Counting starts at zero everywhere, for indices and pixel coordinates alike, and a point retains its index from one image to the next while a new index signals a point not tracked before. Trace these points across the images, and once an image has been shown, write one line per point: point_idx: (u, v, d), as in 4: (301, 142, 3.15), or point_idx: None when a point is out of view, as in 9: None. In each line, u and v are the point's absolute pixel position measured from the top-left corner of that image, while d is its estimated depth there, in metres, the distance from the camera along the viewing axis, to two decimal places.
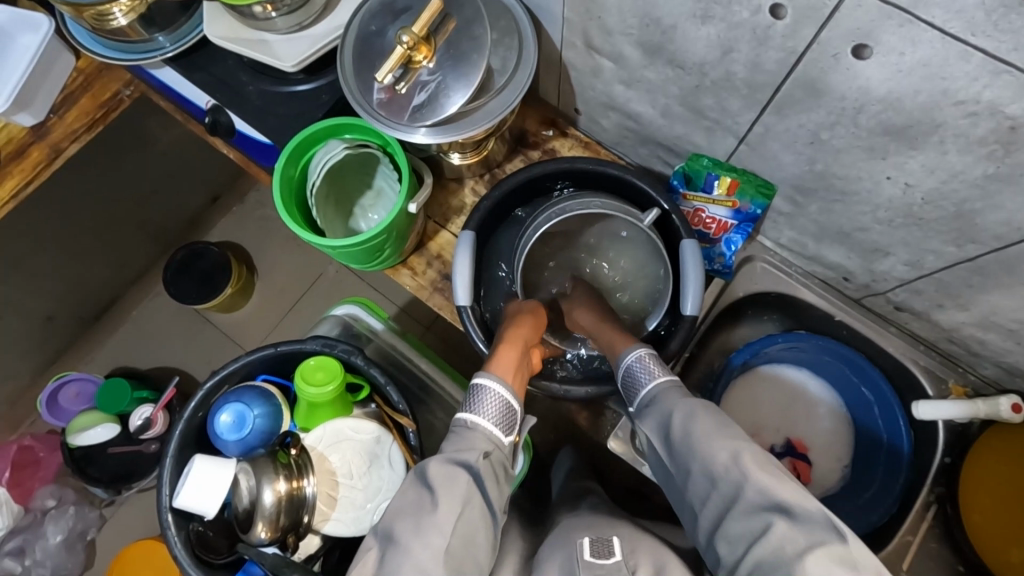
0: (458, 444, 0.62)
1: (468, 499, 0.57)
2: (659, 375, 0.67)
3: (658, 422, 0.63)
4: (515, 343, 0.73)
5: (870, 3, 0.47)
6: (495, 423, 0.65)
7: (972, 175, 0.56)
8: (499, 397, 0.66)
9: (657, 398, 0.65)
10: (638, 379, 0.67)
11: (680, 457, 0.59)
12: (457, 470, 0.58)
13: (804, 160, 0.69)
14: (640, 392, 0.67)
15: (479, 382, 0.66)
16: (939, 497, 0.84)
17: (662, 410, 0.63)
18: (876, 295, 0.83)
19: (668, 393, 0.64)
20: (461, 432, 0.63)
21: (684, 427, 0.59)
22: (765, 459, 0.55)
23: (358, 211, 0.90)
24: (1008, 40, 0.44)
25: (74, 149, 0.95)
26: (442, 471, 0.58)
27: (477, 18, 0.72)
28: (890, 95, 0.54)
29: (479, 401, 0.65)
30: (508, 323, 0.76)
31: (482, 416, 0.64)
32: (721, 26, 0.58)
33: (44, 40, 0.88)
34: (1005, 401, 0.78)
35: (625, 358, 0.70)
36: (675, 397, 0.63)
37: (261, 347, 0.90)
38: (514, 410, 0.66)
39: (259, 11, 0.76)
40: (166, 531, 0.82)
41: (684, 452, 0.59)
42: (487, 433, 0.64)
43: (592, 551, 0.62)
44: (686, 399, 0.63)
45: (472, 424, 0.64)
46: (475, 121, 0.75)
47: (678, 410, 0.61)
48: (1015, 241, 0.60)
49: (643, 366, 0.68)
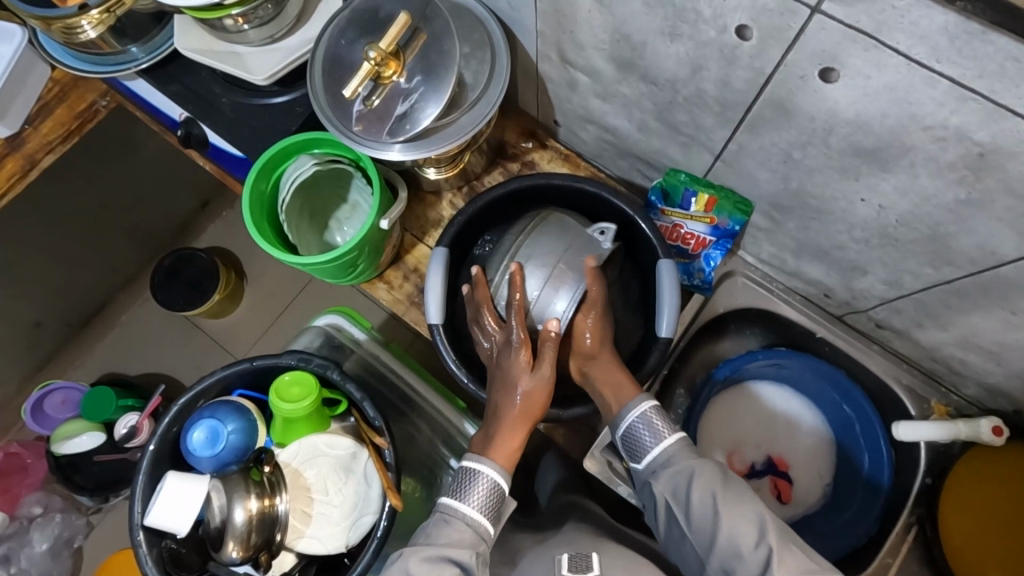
0: (449, 535, 0.62)
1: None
2: (666, 436, 0.66)
3: (674, 485, 0.62)
4: (521, 427, 0.68)
5: (835, 25, 0.46)
6: (484, 514, 0.65)
7: (945, 200, 0.55)
8: (489, 483, 0.66)
9: (670, 461, 0.64)
10: (644, 440, 0.66)
11: (701, 529, 0.59)
12: (447, 566, 0.59)
13: (780, 178, 0.68)
14: (646, 453, 0.66)
15: (475, 470, 0.66)
16: (918, 518, 0.82)
17: (676, 473, 0.63)
18: (857, 313, 0.82)
19: (680, 453, 0.65)
20: (451, 520, 0.63)
21: (708, 495, 0.60)
22: (785, 531, 0.58)
23: (333, 225, 0.90)
24: (972, 67, 0.42)
25: (50, 159, 0.94)
26: (433, 563, 0.59)
27: (447, 33, 0.71)
28: (858, 117, 0.52)
29: (471, 489, 0.65)
30: (512, 395, 0.69)
31: (474, 508, 0.64)
32: (691, 44, 0.57)
33: (18, 51, 0.87)
34: (985, 422, 0.77)
35: (629, 413, 0.67)
36: (692, 458, 0.64)
37: (237, 362, 0.89)
38: (501, 494, 0.67)
39: (230, 24, 0.74)
40: (137, 549, 0.80)
41: (706, 524, 0.59)
42: (476, 527, 0.64)
43: (567, 566, 0.63)
44: (702, 462, 0.63)
45: (460, 514, 0.64)
46: (446, 136, 0.74)
47: (697, 473, 0.61)
48: (991, 265, 0.59)
49: (648, 424, 0.66)
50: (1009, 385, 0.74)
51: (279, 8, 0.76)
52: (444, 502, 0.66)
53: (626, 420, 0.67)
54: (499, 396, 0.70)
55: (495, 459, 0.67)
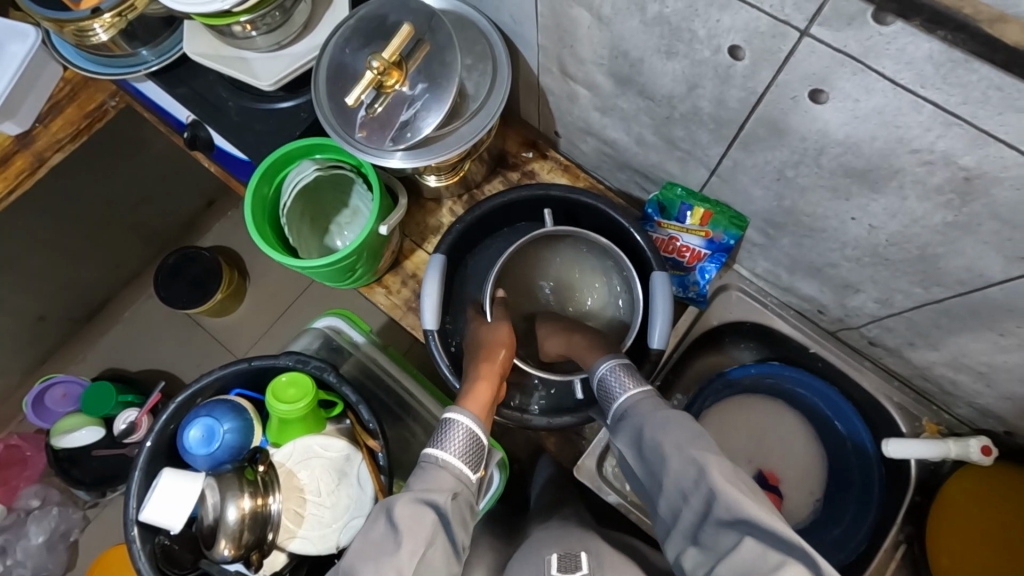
0: (426, 482, 0.61)
1: (432, 541, 0.56)
2: (632, 387, 0.66)
3: (629, 435, 0.62)
4: (491, 379, 0.71)
5: (825, 48, 0.47)
6: (460, 457, 0.64)
7: (933, 222, 0.56)
8: (465, 430, 0.65)
9: (628, 411, 0.65)
10: (611, 391, 0.67)
11: (654, 469, 0.59)
12: (426, 509, 0.57)
13: (773, 195, 0.69)
14: (614, 401, 0.67)
15: (448, 416, 0.66)
16: (907, 537, 0.83)
17: (634, 419, 0.63)
18: (850, 329, 0.83)
19: (640, 403, 0.64)
20: (429, 468, 0.62)
21: (655, 442, 0.59)
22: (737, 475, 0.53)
23: (333, 229, 0.92)
24: (958, 94, 0.43)
25: (59, 157, 0.95)
26: (412, 510, 0.56)
27: (450, 45, 0.72)
28: (848, 139, 0.53)
29: (447, 437, 0.64)
30: (480, 357, 0.75)
31: (449, 452, 0.63)
32: (686, 62, 0.58)
33: (31, 50, 0.89)
34: (975, 443, 0.77)
35: (597, 370, 0.70)
36: (647, 410, 0.63)
37: (235, 362, 0.90)
38: (480, 441, 0.66)
39: (239, 31, 0.76)
40: (130, 544, 0.81)
41: (656, 465, 0.59)
42: (452, 469, 0.62)
43: (557, 566, 0.62)
44: (659, 411, 0.62)
45: (437, 458, 0.63)
46: (448, 145, 0.75)
47: (648, 424, 0.61)
48: (979, 287, 0.59)
49: (615, 376, 0.68)
50: (999, 405, 0.74)
51: (286, 16, 0.77)
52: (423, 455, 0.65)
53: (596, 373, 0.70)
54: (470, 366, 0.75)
55: (472, 409, 0.67)
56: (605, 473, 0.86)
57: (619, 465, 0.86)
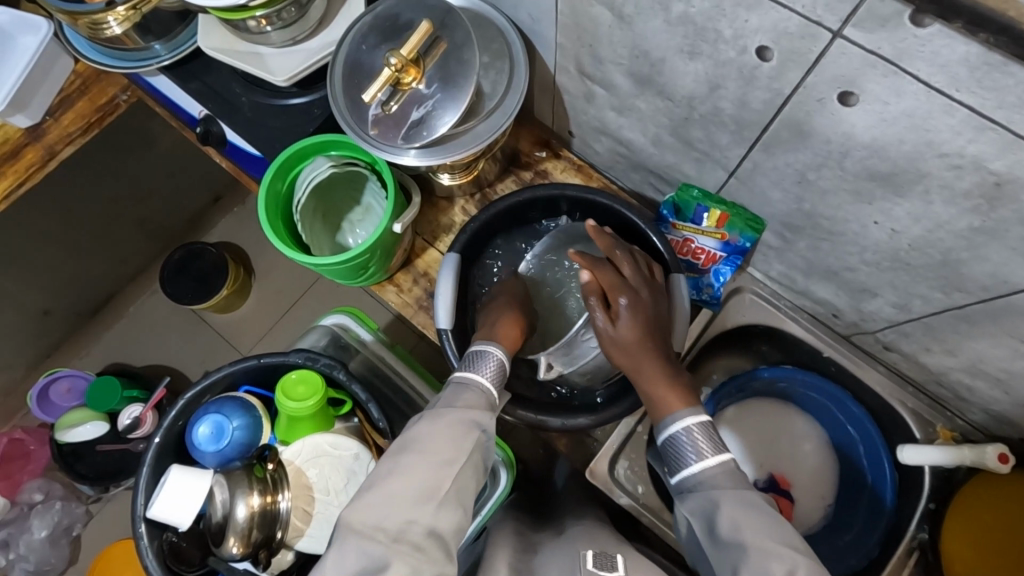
0: (464, 399, 0.61)
1: (470, 455, 0.56)
2: (709, 456, 0.59)
3: (701, 509, 0.56)
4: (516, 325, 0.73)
5: (855, 50, 0.46)
6: (491, 383, 0.64)
7: (959, 227, 0.55)
8: (498, 361, 0.66)
9: (700, 484, 0.58)
10: (684, 456, 0.60)
11: (725, 554, 0.51)
12: (466, 427, 0.58)
13: (793, 198, 0.68)
14: (684, 469, 0.60)
15: (483, 347, 0.67)
16: (921, 543, 0.81)
17: (708, 496, 0.56)
18: (864, 333, 0.82)
19: (719, 478, 0.57)
20: (466, 388, 0.63)
21: (736, 524, 0.52)
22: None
23: (345, 226, 0.91)
24: (992, 98, 0.43)
25: (69, 151, 0.95)
26: (451, 423, 0.57)
27: (468, 42, 0.71)
28: (874, 142, 0.53)
29: (483, 365, 0.65)
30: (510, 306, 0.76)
31: (485, 377, 0.64)
32: (709, 63, 0.58)
33: (43, 43, 0.88)
34: (991, 450, 0.76)
35: (670, 427, 0.62)
36: (727, 487, 0.56)
37: (244, 359, 0.89)
38: (508, 374, 0.67)
39: (254, 26, 0.75)
40: (138, 541, 0.80)
41: (730, 550, 0.51)
42: (484, 391, 0.63)
43: (593, 561, 0.59)
44: (739, 493, 0.55)
45: (474, 382, 0.64)
46: (463, 143, 0.74)
47: (727, 502, 0.54)
48: (1003, 293, 0.59)
49: (691, 440, 0.60)
50: (1016, 413, 0.74)
51: (302, 12, 0.76)
52: (453, 381, 0.65)
53: (669, 431, 0.62)
54: (492, 314, 0.76)
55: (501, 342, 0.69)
56: (616, 475, 0.86)
57: (630, 466, 0.87)
